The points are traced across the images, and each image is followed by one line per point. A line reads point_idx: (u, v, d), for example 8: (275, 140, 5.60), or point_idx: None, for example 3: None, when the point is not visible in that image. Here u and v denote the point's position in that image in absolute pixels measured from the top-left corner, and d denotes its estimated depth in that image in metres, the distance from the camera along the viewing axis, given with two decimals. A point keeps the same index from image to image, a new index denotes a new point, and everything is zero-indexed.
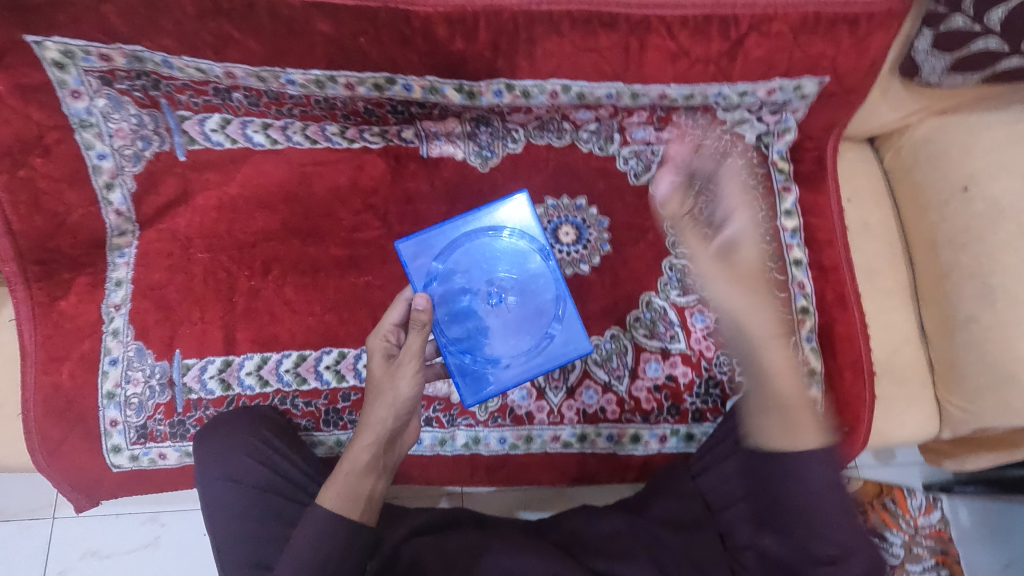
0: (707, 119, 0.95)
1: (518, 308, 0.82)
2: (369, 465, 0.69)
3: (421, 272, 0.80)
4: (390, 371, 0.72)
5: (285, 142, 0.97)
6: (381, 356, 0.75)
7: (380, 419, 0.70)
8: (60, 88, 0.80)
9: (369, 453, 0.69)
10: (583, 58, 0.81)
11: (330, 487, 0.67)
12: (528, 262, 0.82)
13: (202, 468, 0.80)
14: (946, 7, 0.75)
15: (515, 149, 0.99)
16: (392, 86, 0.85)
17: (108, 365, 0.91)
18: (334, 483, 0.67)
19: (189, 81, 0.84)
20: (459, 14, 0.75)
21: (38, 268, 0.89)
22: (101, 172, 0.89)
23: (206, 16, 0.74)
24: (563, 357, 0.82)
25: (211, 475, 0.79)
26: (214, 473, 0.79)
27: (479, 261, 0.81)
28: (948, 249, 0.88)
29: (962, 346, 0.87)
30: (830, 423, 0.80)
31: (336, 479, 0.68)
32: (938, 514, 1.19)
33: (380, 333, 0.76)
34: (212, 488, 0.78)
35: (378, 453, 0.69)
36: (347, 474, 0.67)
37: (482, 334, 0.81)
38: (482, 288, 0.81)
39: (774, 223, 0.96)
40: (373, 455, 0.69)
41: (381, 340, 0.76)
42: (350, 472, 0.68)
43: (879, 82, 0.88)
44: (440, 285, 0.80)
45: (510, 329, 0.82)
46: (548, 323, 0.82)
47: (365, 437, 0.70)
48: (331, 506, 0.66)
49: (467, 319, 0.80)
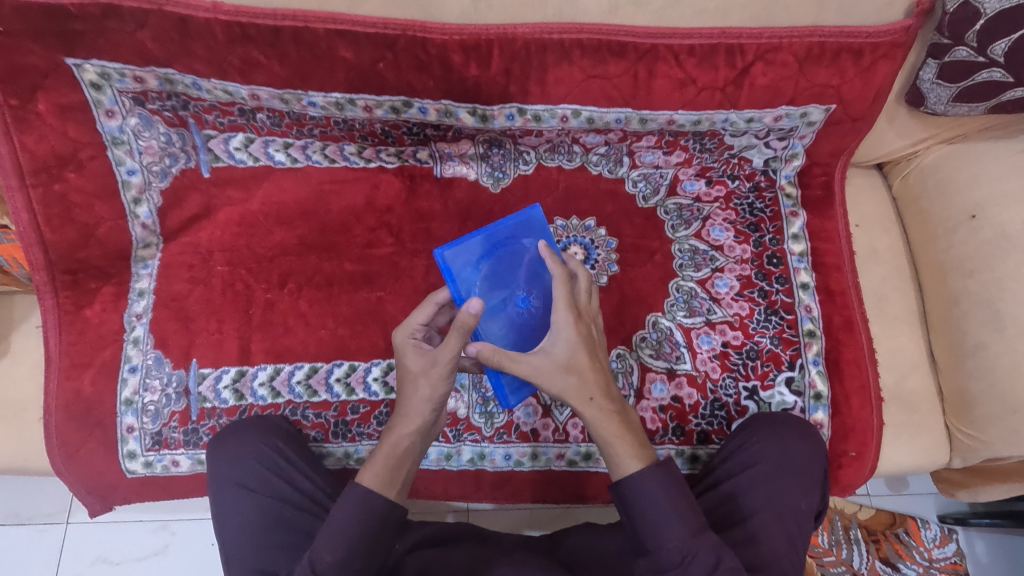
0: (715, 144, 0.95)
1: None
2: (409, 450, 0.71)
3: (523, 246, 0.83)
4: (426, 366, 0.71)
5: (305, 161, 1.01)
6: (411, 353, 0.73)
7: (418, 412, 0.71)
8: (96, 107, 0.85)
9: (410, 439, 0.71)
10: (592, 84, 0.84)
11: (370, 467, 0.70)
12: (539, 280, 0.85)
13: (216, 475, 0.82)
14: (949, 40, 0.76)
15: (526, 170, 1.01)
16: (408, 109, 0.89)
17: (128, 372, 0.94)
18: (382, 471, 0.69)
19: (217, 102, 0.88)
20: (475, 41, 0.79)
21: (67, 278, 0.93)
22: (130, 187, 0.93)
23: (235, 41, 0.78)
24: None
25: (225, 483, 0.81)
26: (227, 480, 0.81)
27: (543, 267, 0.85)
28: (956, 276, 0.88)
29: (971, 373, 0.86)
30: (808, 445, 0.81)
31: (376, 459, 0.70)
32: (953, 547, 1.17)
33: (405, 330, 0.75)
34: (226, 494, 0.81)
35: (418, 439, 0.72)
36: (388, 456, 0.70)
37: None
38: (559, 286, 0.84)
39: (780, 248, 0.97)
40: (413, 442, 0.71)
41: (408, 336, 0.75)
42: (398, 460, 0.70)
43: (885, 110, 0.91)
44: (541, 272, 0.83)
45: None
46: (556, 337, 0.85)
47: (406, 424, 0.71)
48: (371, 486, 0.68)
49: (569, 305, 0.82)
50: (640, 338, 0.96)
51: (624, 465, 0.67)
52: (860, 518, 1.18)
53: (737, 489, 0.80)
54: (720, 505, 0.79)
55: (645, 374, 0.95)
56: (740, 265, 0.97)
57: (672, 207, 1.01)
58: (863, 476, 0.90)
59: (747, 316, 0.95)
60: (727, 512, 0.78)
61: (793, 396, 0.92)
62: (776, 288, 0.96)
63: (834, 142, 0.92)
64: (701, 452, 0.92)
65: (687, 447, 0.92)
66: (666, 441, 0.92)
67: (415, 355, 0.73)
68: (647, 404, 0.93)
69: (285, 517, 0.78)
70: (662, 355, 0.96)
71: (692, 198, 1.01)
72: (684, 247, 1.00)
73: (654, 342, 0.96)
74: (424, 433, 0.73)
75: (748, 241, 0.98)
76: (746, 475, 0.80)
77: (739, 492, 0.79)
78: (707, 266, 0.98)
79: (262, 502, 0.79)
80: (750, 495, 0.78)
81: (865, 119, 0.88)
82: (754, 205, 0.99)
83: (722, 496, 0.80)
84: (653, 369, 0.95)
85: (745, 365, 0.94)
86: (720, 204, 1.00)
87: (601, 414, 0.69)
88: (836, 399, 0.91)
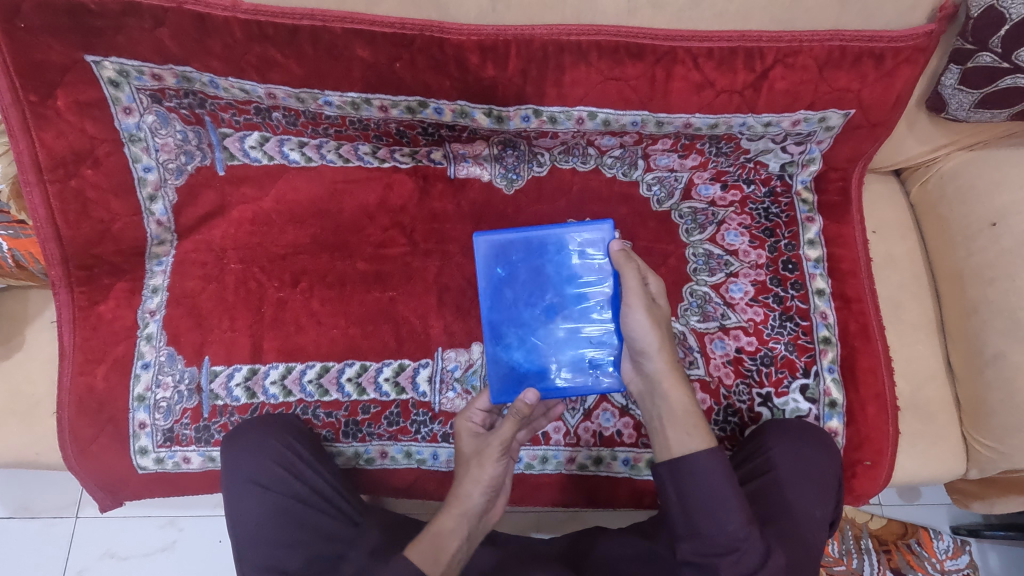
0: (731, 148, 0.94)
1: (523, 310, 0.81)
2: (453, 533, 0.67)
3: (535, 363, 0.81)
4: (478, 451, 0.73)
5: (319, 160, 1.00)
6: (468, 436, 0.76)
7: (468, 494, 0.70)
8: (113, 104, 0.85)
9: (456, 520, 0.68)
10: (609, 86, 0.83)
11: (416, 540, 0.67)
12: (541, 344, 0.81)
13: (233, 471, 0.82)
14: (973, 45, 0.75)
15: (540, 172, 1.01)
16: (424, 109, 0.88)
17: (141, 368, 0.94)
18: (426, 543, 0.66)
19: (233, 100, 0.88)
20: (492, 42, 0.78)
21: (82, 273, 0.94)
22: (146, 184, 0.93)
23: (253, 39, 0.78)
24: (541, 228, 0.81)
25: (241, 480, 0.81)
26: (244, 477, 0.81)
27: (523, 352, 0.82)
28: (976, 284, 0.87)
29: (990, 384, 0.85)
30: (824, 460, 0.81)
31: (425, 532, 0.67)
32: (966, 559, 1.15)
33: (465, 415, 0.78)
34: (241, 491, 0.80)
35: (463, 523, 0.68)
36: (433, 532, 0.67)
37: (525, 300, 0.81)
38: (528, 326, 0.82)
39: (796, 253, 0.96)
40: (459, 524, 0.68)
41: (465, 422, 0.78)
42: (439, 534, 0.67)
43: (906, 115, 0.90)
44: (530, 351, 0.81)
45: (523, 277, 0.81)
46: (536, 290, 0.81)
47: (451, 502, 0.69)
48: (415, 557, 0.65)
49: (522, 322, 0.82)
50: None
51: (692, 440, 0.66)
52: (871, 527, 1.17)
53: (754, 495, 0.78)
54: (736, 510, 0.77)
55: None
56: (755, 270, 0.96)
57: (687, 211, 1.00)
58: (878, 486, 0.89)
59: (761, 322, 0.94)
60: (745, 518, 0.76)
61: (808, 403, 0.90)
62: (791, 294, 0.95)
63: (852, 147, 0.92)
64: None
65: None
66: None
67: (470, 439, 0.76)
68: None
69: (300, 516, 0.79)
70: None
71: (707, 202, 1.00)
72: (699, 252, 0.99)
73: None
74: (474, 520, 0.69)
75: (763, 246, 0.97)
76: (767, 481, 0.79)
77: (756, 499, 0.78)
78: (721, 271, 0.97)
79: (278, 501, 0.79)
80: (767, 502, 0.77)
81: (885, 124, 0.87)
82: (769, 210, 0.98)
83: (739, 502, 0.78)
84: None
85: (759, 371, 0.93)
86: (735, 209, 0.99)
87: (665, 389, 0.70)
88: (851, 407, 0.90)
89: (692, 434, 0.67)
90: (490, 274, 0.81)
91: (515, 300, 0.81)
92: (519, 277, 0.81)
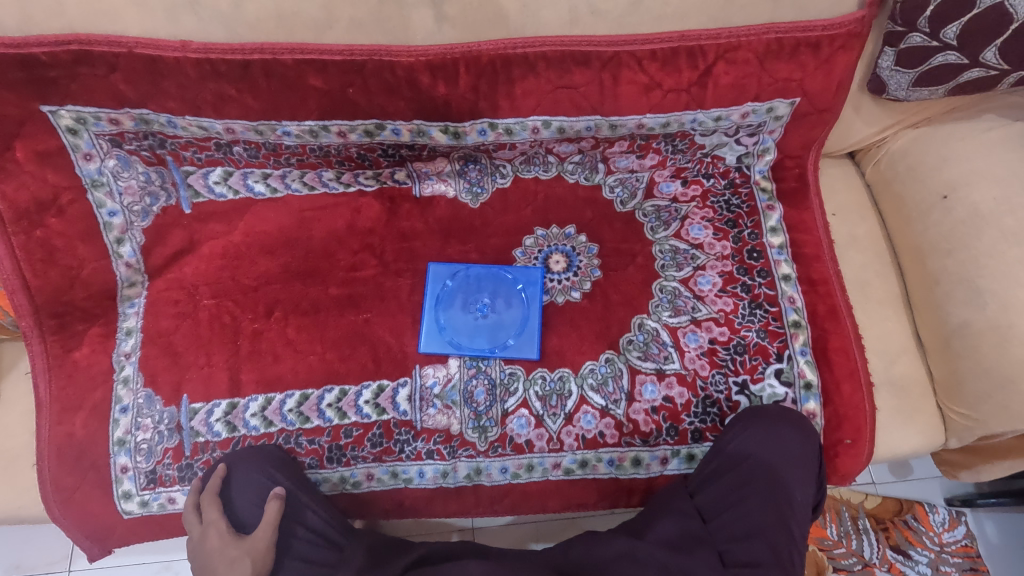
0: (686, 144, 0.96)
1: (494, 326, 0.99)
2: None
3: (444, 337, 0.98)
4: None
5: (285, 190, 1.02)
6: None
7: None
8: (74, 151, 0.86)
9: None
10: (560, 95, 0.85)
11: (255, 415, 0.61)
12: (461, 324, 0.99)
13: (198, 520, 0.81)
14: (903, 27, 0.78)
15: (504, 183, 1.03)
16: (381, 131, 0.90)
17: (119, 413, 0.93)
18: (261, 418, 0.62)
19: (192, 138, 0.89)
20: (441, 61, 0.80)
21: (54, 322, 0.93)
22: (113, 228, 0.93)
23: (206, 77, 0.79)
24: (540, 283, 0.99)
25: (204, 524, 0.80)
26: (207, 520, 0.80)
27: (457, 334, 0.98)
28: (935, 257, 0.89)
29: (958, 354, 0.86)
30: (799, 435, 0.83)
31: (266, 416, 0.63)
32: (963, 529, 1.16)
33: None
34: (204, 535, 0.78)
35: None
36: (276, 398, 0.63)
37: (506, 325, 0.99)
38: (480, 325, 0.99)
39: (759, 241, 0.98)
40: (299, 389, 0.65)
41: None
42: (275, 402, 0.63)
43: (850, 100, 0.93)
44: (450, 333, 0.98)
45: (522, 315, 0.98)
46: (516, 323, 0.98)
47: None
48: None
49: (491, 333, 0.99)
50: (627, 340, 0.97)
51: (792, 445, 0.82)
52: (868, 507, 1.17)
53: (729, 497, 0.81)
54: (713, 517, 0.80)
55: (635, 376, 0.94)
56: (721, 262, 0.98)
57: (650, 209, 1.02)
58: (861, 463, 0.90)
59: (731, 311, 0.95)
60: (722, 523, 0.79)
61: (784, 387, 0.91)
62: (758, 282, 0.96)
63: (803, 134, 0.94)
64: (697, 451, 0.91)
65: (682, 447, 0.91)
66: (661, 443, 0.91)
67: None
68: (639, 407, 0.93)
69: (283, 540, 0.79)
70: (650, 356, 0.95)
71: (669, 199, 1.02)
72: (665, 248, 1.00)
73: (641, 344, 0.96)
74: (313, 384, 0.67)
75: (727, 237, 0.99)
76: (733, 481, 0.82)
77: (732, 504, 0.80)
78: (689, 265, 0.99)
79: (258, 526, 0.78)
80: (746, 505, 0.79)
81: (831, 109, 0.89)
82: (730, 202, 1.00)
83: (711, 506, 0.81)
84: (642, 371, 0.95)
85: (734, 360, 0.93)
86: (697, 203, 1.01)
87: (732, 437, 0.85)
88: (827, 387, 0.90)
89: (782, 450, 0.82)
90: (531, 334, 0.97)
91: (503, 328, 0.98)
92: (521, 321, 0.98)
